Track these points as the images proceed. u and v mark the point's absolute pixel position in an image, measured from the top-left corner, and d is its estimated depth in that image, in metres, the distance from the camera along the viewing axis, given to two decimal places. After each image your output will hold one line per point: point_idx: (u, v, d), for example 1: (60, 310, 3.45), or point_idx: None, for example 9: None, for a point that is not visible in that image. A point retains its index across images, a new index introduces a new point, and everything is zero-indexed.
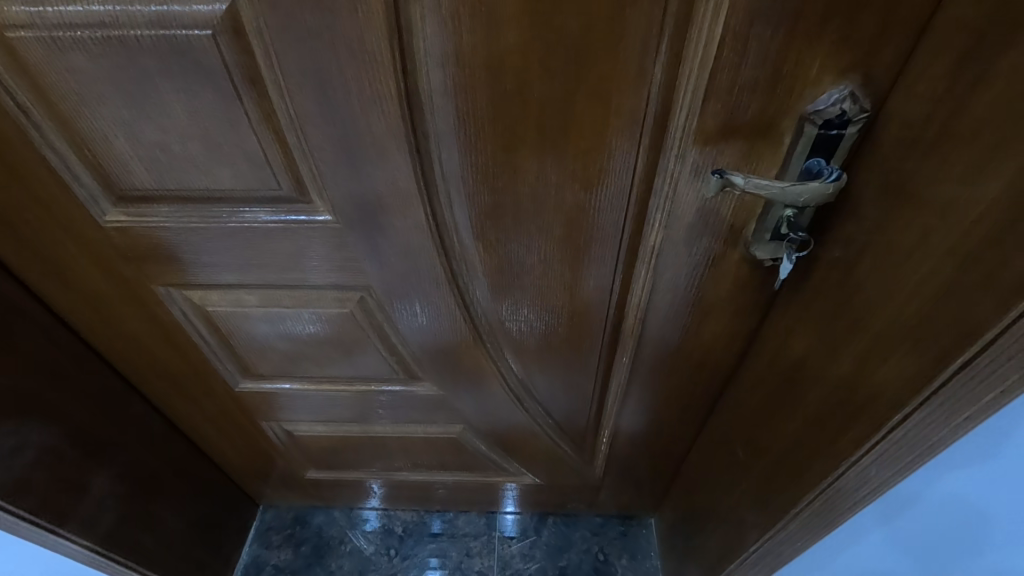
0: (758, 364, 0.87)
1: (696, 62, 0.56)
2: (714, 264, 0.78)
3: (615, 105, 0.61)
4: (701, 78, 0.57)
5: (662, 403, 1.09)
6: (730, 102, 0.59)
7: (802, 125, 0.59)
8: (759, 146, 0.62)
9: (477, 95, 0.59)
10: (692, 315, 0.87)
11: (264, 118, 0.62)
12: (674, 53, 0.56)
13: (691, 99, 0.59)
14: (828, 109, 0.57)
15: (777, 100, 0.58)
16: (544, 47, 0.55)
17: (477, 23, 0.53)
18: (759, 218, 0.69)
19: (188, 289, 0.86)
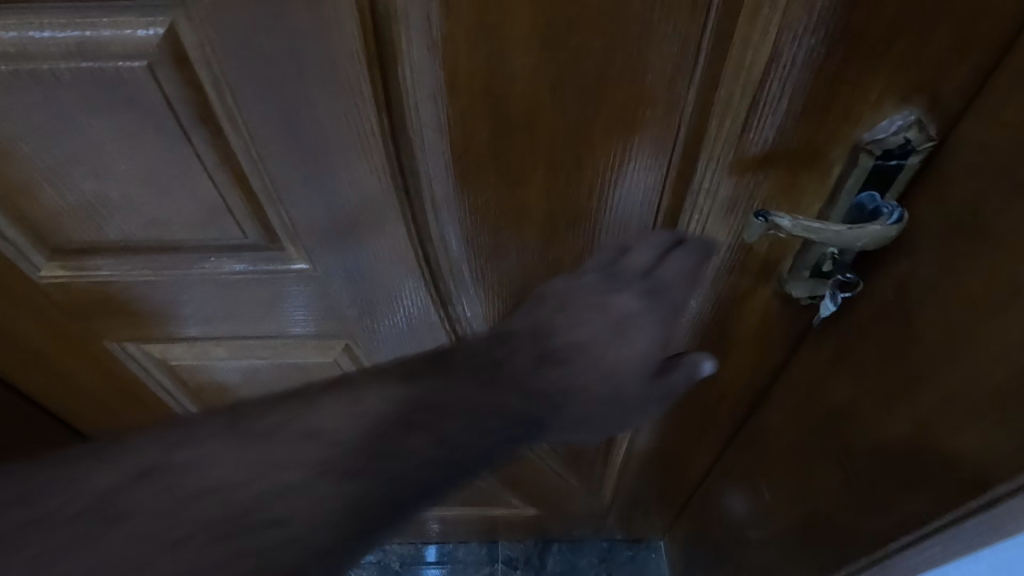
0: (783, 405, 0.79)
1: (735, 88, 0.47)
2: (740, 302, 0.70)
3: (638, 136, 0.52)
4: (740, 105, 0.48)
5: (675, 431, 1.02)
6: (772, 131, 0.50)
7: (857, 156, 0.50)
8: (802, 178, 0.53)
9: (477, 128, 0.50)
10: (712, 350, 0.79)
11: (220, 160, 0.51)
12: (710, 77, 0.47)
13: (729, 128, 0.50)
14: (889, 139, 0.48)
15: (826, 129, 0.49)
16: (556, 74, 0.46)
17: (476, 46, 0.44)
18: (794, 255, 0.60)
19: (145, 344, 0.76)
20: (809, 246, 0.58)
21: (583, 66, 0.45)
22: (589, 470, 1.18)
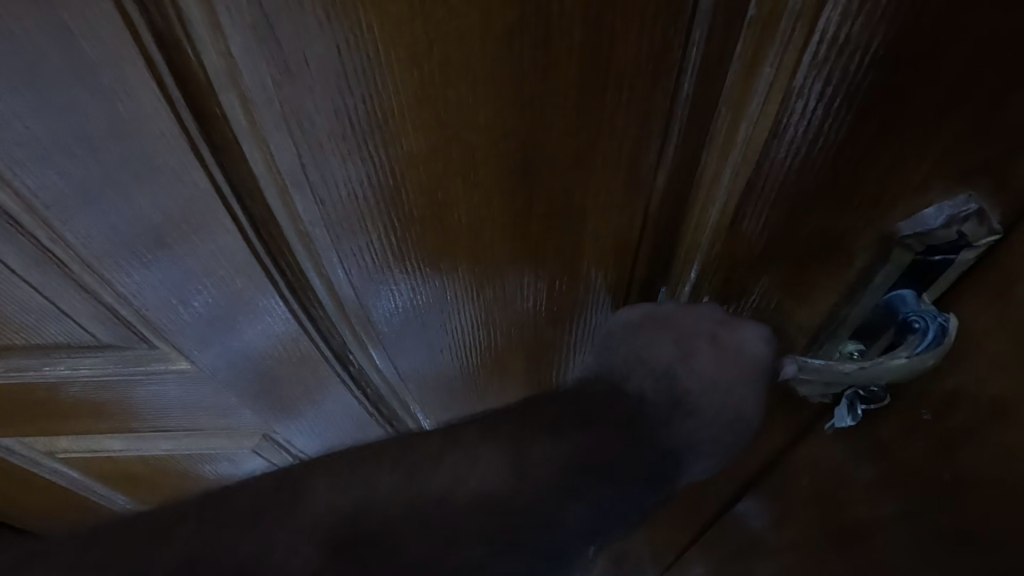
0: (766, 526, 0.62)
1: (718, 168, 0.33)
2: None
3: (591, 232, 0.38)
4: (729, 191, 0.34)
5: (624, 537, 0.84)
6: (766, 224, 0.35)
7: (884, 258, 0.34)
8: (805, 276, 0.37)
9: (369, 218, 0.36)
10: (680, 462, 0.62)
11: (29, 260, 0.39)
12: (683, 157, 0.33)
13: (714, 218, 0.36)
14: (932, 236, 0.32)
15: (843, 221, 0.34)
16: (468, 153, 0.32)
17: (345, 121, 0.30)
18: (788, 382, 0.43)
19: (29, 428, 0.65)
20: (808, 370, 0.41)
21: (507, 145, 0.32)
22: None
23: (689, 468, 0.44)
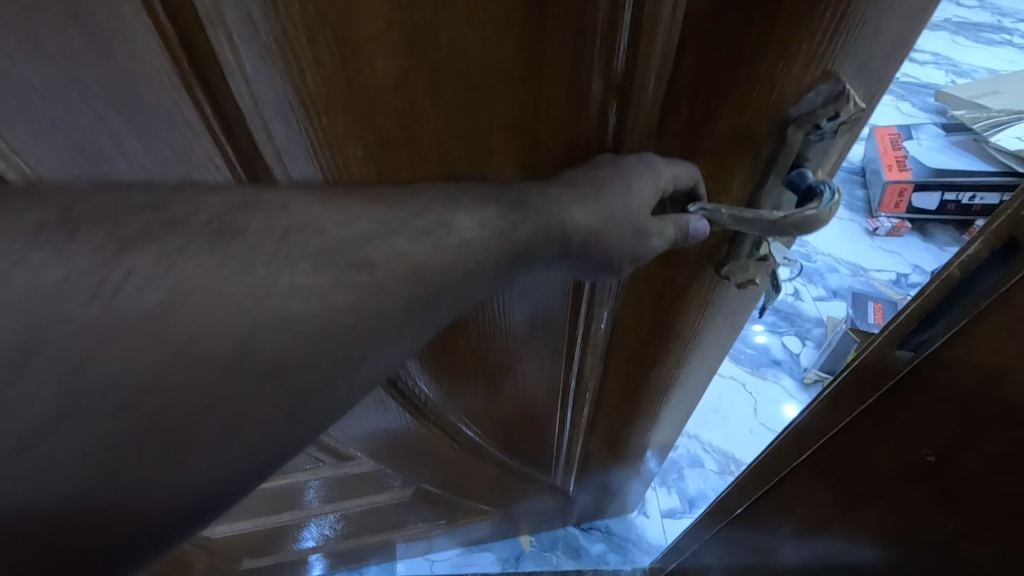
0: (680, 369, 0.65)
1: (649, 83, 0.36)
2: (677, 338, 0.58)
3: (544, 144, 0.41)
4: (657, 103, 0.38)
5: (537, 435, 0.80)
6: (688, 128, 0.40)
7: (784, 146, 0.40)
8: (721, 167, 0.42)
9: (345, 146, 0.38)
10: (610, 328, 0.56)
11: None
12: (613, 73, 0.36)
13: (649, 122, 0.39)
14: (816, 115, 0.38)
15: (743, 113, 0.38)
16: (423, 75, 0.36)
17: (314, 53, 0.32)
18: (721, 246, 0.46)
19: None
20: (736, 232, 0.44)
21: (456, 63, 0.35)
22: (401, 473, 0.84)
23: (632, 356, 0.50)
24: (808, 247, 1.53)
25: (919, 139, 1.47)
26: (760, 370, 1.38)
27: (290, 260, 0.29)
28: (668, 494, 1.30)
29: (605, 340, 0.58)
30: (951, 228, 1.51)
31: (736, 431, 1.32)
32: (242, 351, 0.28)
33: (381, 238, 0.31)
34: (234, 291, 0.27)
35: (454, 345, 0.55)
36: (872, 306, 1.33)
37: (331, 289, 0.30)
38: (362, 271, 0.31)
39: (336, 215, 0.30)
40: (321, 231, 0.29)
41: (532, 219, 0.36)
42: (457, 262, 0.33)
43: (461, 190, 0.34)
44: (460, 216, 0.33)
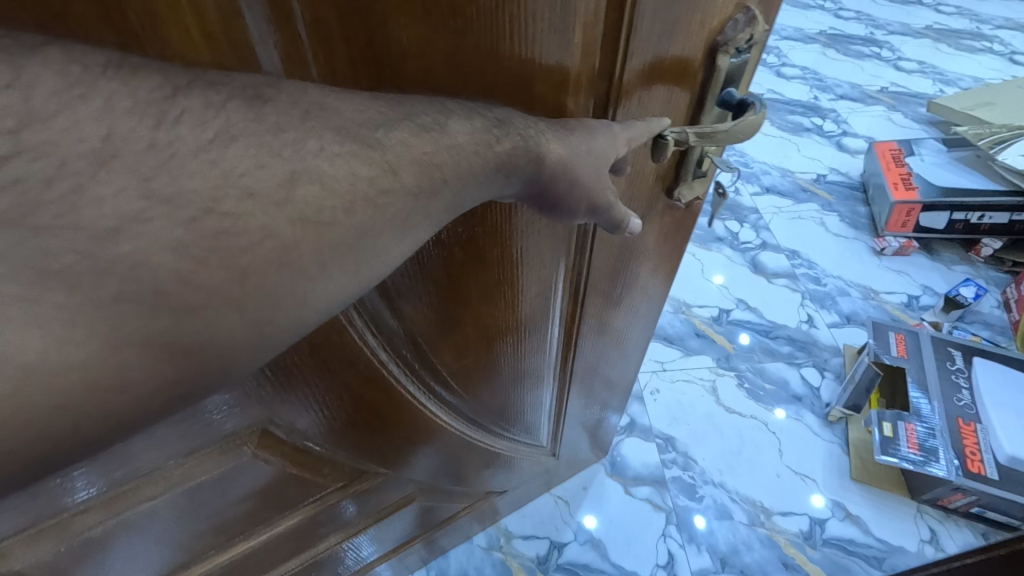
0: (637, 329, 0.55)
1: (619, 73, 0.28)
2: (642, 284, 0.48)
3: (536, 72, 0.26)
4: (644, 50, 0.28)
5: (479, 423, 0.53)
6: (652, 62, 0.29)
7: (713, 70, 0.31)
8: (671, 99, 0.31)
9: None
10: (575, 285, 0.43)
11: None
12: (599, 32, 0.26)
13: (645, 68, 0.29)
14: (735, 41, 0.30)
15: (694, 41, 0.29)
16: (392, 32, 0.23)
17: None
18: (670, 170, 0.36)
19: None
20: (688, 153, 0.35)
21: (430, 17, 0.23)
22: (267, 538, 0.49)
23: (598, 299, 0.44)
24: (815, 269, 1.14)
25: (921, 155, 1.19)
26: (775, 405, 0.94)
27: (311, 130, 0.19)
28: (696, 551, 0.80)
29: (580, 269, 0.41)
30: (956, 246, 1.18)
31: (759, 469, 0.87)
32: (245, 238, 0.18)
33: (399, 126, 0.21)
34: (273, 152, 0.19)
35: (420, 312, 0.36)
36: (894, 336, 0.93)
37: (357, 180, 0.20)
38: (379, 154, 0.20)
39: (347, 100, 0.21)
40: (333, 113, 0.20)
41: (515, 138, 0.25)
42: (477, 173, 0.24)
43: (467, 105, 0.24)
44: (456, 124, 0.23)
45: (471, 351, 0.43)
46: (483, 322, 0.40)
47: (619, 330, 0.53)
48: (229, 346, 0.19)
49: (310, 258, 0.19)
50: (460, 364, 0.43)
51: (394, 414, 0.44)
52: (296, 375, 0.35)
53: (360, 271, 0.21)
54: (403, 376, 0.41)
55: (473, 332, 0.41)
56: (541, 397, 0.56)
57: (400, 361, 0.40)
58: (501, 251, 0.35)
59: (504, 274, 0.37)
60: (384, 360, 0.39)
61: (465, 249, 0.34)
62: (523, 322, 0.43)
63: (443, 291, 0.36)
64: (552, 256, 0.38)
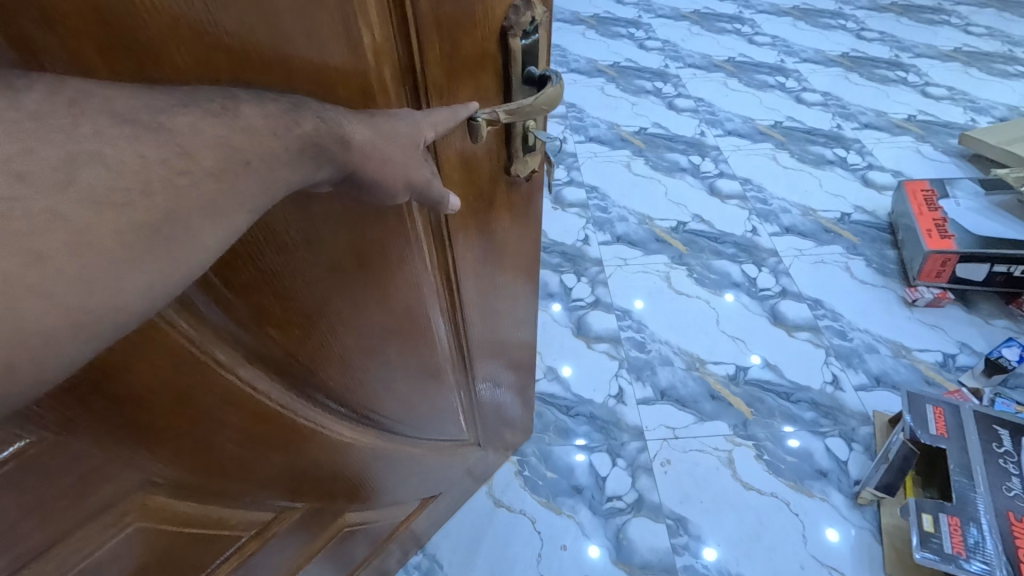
0: (530, 318, 0.49)
1: (419, 66, 0.25)
2: (520, 261, 0.43)
3: (327, 74, 0.22)
4: (440, 40, 0.25)
5: (400, 465, 0.45)
6: (448, 49, 0.25)
7: (507, 51, 0.27)
8: (479, 87, 0.28)
9: None
10: (444, 270, 0.36)
11: None
12: (391, 12, 0.23)
13: (450, 57, 0.26)
14: (520, 23, 0.27)
15: (480, 24, 0.26)
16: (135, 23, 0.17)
17: None
18: (499, 148, 0.32)
19: None
20: (512, 130, 0.31)
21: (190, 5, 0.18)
22: None
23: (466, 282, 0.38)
24: None
25: None
26: None
27: (78, 115, 0.16)
28: None
29: (444, 257, 0.35)
30: None
31: None
32: (28, 222, 0.15)
33: (181, 111, 0.18)
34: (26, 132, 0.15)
35: (253, 357, 0.29)
36: None
37: (146, 160, 0.17)
38: (165, 138, 0.17)
39: (114, 87, 0.17)
40: (102, 102, 0.16)
41: (315, 119, 0.21)
42: (280, 157, 0.20)
43: (255, 90, 0.20)
44: (251, 107, 0.19)
45: (345, 383, 0.35)
46: (348, 345, 0.33)
47: (512, 320, 0.47)
48: (22, 374, 0.16)
49: (104, 258, 0.16)
50: (336, 401, 0.36)
51: (280, 477, 0.36)
52: (131, 464, 0.27)
53: (180, 267, 0.18)
54: (270, 439, 0.33)
55: (341, 361, 0.33)
56: (458, 420, 0.49)
57: (260, 425, 0.32)
58: (339, 250, 0.28)
59: (352, 281, 0.30)
60: (234, 426, 0.30)
61: (291, 271, 0.27)
62: (402, 334, 0.36)
63: (279, 319, 0.28)
64: (410, 250, 0.32)
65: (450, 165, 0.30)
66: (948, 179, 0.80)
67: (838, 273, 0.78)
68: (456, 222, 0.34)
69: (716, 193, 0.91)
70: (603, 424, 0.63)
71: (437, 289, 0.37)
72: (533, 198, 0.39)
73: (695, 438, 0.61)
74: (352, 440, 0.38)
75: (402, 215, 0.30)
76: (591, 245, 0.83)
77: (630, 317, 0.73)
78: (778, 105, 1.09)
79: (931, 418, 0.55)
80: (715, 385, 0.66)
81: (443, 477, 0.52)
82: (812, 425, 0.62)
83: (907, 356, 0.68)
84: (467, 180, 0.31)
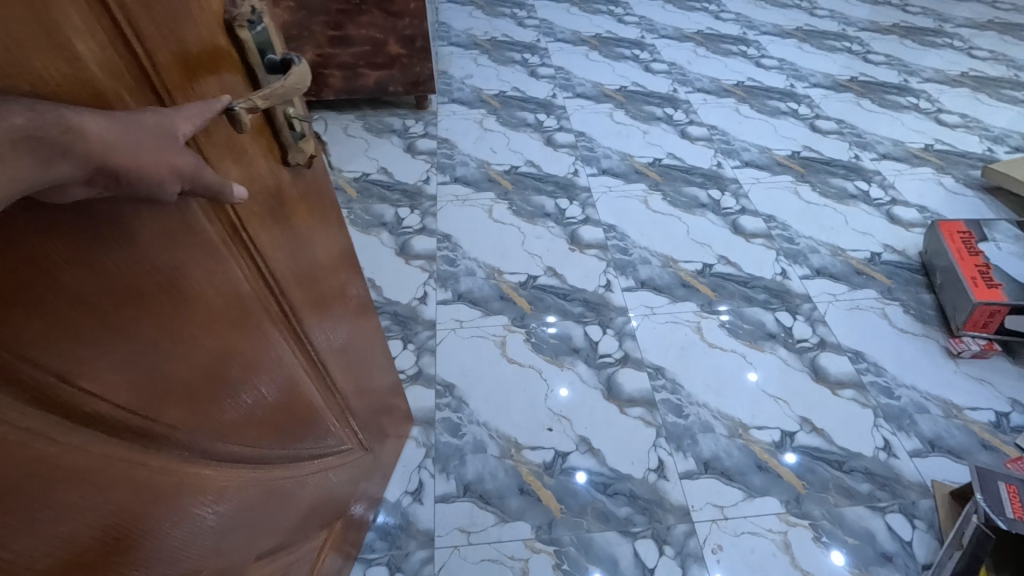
0: (358, 312, 0.49)
1: (150, 66, 0.24)
2: (330, 246, 0.43)
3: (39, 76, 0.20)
4: (164, 39, 0.24)
5: (291, 495, 0.41)
6: (175, 46, 0.25)
7: (240, 44, 0.28)
8: (224, 82, 0.28)
9: None
10: (263, 268, 0.34)
11: None
12: (98, 16, 0.21)
13: (179, 58, 0.25)
14: (242, 15, 0.28)
15: (199, 21, 0.26)
16: None
17: None
18: (269, 143, 0.32)
19: None
20: (274, 119, 0.32)
21: None
22: None
23: (288, 277, 0.37)
24: None
25: None
26: None
27: None
28: None
29: (255, 265, 0.33)
30: None
31: None
32: None
33: None
34: None
35: (67, 417, 0.24)
36: None
37: None
38: None
39: None
40: None
41: (31, 109, 0.19)
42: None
43: None
44: None
45: (192, 418, 0.31)
46: (178, 373, 0.29)
47: (345, 319, 0.46)
48: None
49: None
50: (191, 444, 0.31)
51: (161, 551, 0.30)
52: None
53: None
54: (129, 505, 0.27)
55: (178, 393, 0.29)
56: (336, 430, 0.47)
57: (106, 491, 0.26)
58: (131, 271, 0.25)
59: (155, 302, 0.27)
60: (77, 504, 0.25)
61: (74, 299, 0.23)
62: (239, 349, 0.33)
63: (82, 361, 0.24)
64: (212, 261, 0.30)
65: (229, 164, 0.29)
66: (983, 220, 0.77)
67: (875, 321, 0.74)
68: (252, 225, 0.32)
69: (741, 231, 0.86)
70: (645, 504, 0.57)
71: (260, 297, 0.34)
72: (318, 195, 0.39)
73: (747, 518, 0.56)
74: (226, 481, 0.34)
75: (199, 212, 0.28)
76: (614, 292, 0.77)
77: (664, 376, 0.67)
78: (794, 134, 1.06)
79: (1006, 499, 0.50)
80: (762, 454, 0.61)
81: (341, 494, 0.49)
82: (869, 500, 0.57)
83: (958, 416, 0.64)
84: (248, 176, 0.31)
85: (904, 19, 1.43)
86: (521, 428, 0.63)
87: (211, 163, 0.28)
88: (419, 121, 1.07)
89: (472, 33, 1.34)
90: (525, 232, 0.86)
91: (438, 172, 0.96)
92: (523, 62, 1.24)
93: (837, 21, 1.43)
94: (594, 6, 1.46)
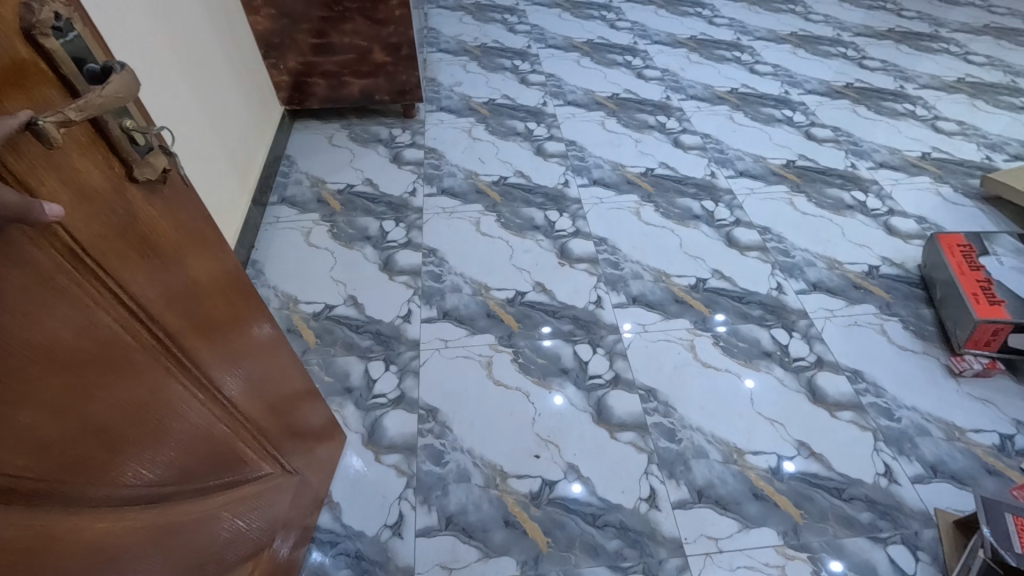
0: (263, 335, 0.47)
1: None
2: (214, 268, 0.41)
3: None
4: None
5: (200, 531, 0.39)
6: None
7: (47, 54, 0.27)
8: (35, 97, 0.27)
9: None
10: (124, 295, 0.32)
11: None
12: None
13: None
14: (44, 24, 0.27)
15: None
16: None
17: None
18: (106, 159, 0.31)
19: None
20: (110, 133, 0.30)
21: None
22: None
23: (159, 301, 0.35)
24: None
25: None
26: None
27: None
28: None
29: (112, 295, 0.31)
30: None
31: None
32: None
33: None
34: None
35: None
36: None
37: None
38: None
39: None
40: None
41: None
42: None
43: None
44: None
45: (57, 463, 0.29)
46: (32, 417, 0.27)
47: (244, 343, 0.44)
48: None
49: None
50: (62, 493, 0.29)
51: None
52: None
53: None
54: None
55: (34, 440, 0.27)
56: (249, 457, 0.45)
57: None
58: None
59: None
60: None
61: None
62: (108, 384, 0.31)
63: None
64: (55, 293, 0.28)
65: (54, 186, 0.28)
66: (983, 233, 0.75)
67: (874, 338, 0.71)
68: (98, 252, 0.30)
69: (735, 244, 0.84)
70: (635, 537, 0.54)
71: (126, 328, 0.33)
72: (191, 217, 0.38)
73: (742, 551, 0.54)
74: (112, 527, 0.32)
75: (25, 242, 0.26)
76: (605, 308, 0.75)
77: (655, 398, 0.65)
78: (789, 142, 1.03)
79: (1014, 533, 0.47)
80: (758, 481, 0.58)
81: (267, 524, 0.47)
82: (870, 531, 0.55)
83: (961, 439, 0.62)
84: (81, 199, 0.29)
85: (899, 24, 1.42)
86: (506, 455, 0.60)
87: (26, 186, 0.26)
88: (406, 130, 1.05)
89: (462, 39, 1.31)
90: (513, 245, 0.83)
91: (424, 184, 0.93)
92: (513, 69, 1.22)
93: (832, 26, 1.41)
94: (586, 12, 1.44)
